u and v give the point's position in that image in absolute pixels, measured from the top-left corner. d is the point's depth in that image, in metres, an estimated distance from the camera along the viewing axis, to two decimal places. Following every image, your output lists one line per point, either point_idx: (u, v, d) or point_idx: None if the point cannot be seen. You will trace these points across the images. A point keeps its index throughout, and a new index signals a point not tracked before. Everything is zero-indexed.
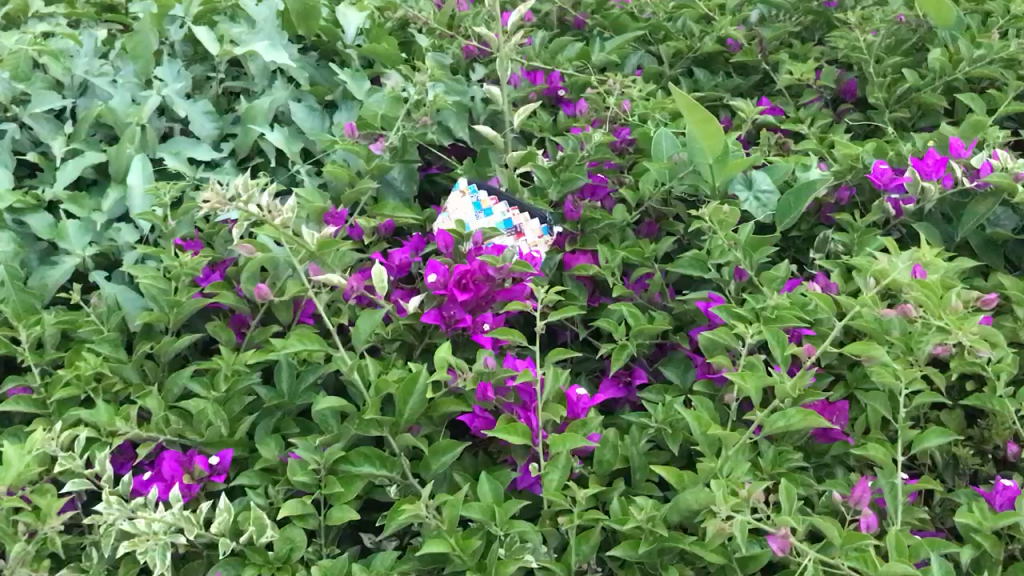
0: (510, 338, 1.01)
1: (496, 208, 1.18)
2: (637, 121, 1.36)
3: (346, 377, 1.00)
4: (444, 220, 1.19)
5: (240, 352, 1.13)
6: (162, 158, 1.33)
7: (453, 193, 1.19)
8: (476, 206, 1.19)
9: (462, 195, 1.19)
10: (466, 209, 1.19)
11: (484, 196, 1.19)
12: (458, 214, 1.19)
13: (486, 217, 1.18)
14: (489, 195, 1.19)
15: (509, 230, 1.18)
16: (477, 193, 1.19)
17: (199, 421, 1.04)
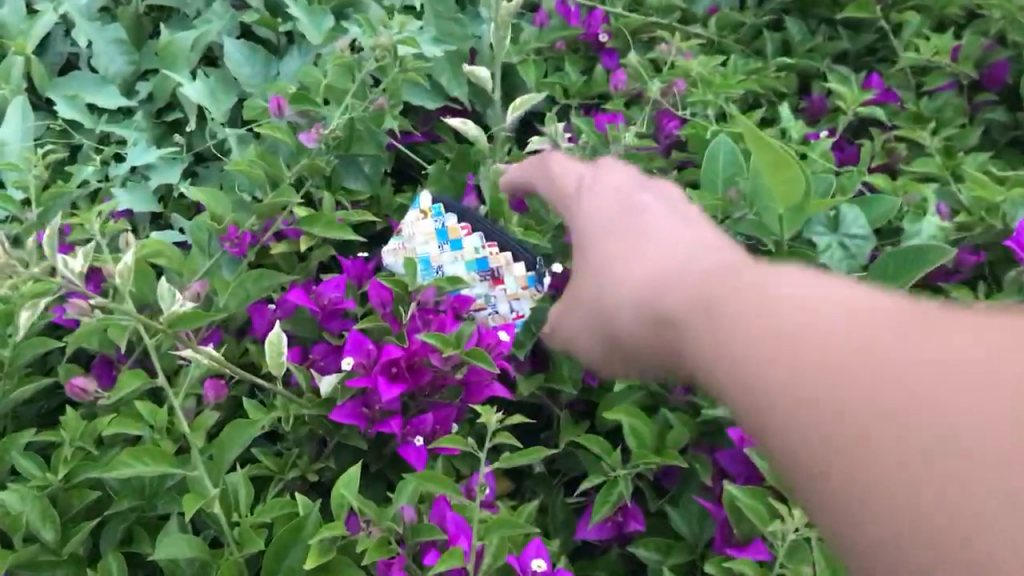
0: (438, 483, 0.69)
1: (468, 241, 0.84)
2: (692, 109, 0.99)
3: (202, 507, 0.70)
4: (397, 250, 0.86)
5: (101, 411, 0.83)
6: (54, 102, 1.01)
7: (408, 215, 0.85)
8: (439, 235, 0.85)
9: (422, 218, 0.85)
10: (427, 239, 0.85)
11: (451, 222, 0.85)
12: (416, 245, 0.85)
13: (453, 252, 0.84)
14: (458, 220, 0.84)
15: (483, 274, 0.84)
16: (442, 216, 0.85)
17: (18, 526, 0.76)
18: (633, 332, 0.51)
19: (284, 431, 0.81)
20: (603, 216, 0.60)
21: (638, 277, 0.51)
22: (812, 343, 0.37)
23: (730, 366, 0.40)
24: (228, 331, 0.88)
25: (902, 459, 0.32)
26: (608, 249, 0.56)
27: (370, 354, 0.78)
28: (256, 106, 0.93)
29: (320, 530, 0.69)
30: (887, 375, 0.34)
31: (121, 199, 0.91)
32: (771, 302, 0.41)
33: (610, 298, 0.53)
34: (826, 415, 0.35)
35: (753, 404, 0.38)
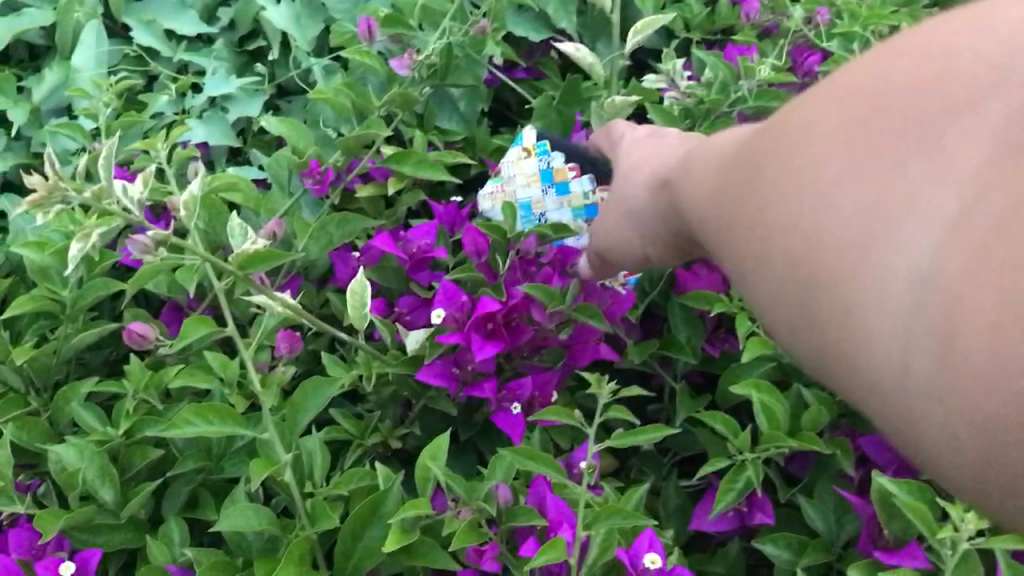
0: (540, 461, 0.59)
1: (576, 184, 0.75)
2: (835, 43, 0.86)
3: (272, 475, 0.62)
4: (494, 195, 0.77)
5: (169, 360, 0.76)
6: (129, 27, 0.93)
7: (511, 153, 0.76)
8: (544, 177, 0.75)
9: (525, 156, 0.76)
10: (528, 181, 0.76)
11: (559, 162, 0.75)
12: (516, 187, 0.76)
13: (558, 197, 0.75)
14: (566, 160, 0.75)
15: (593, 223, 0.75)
16: (549, 155, 0.75)
17: (75, 484, 0.69)
18: (649, 221, 0.55)
19: (366, 392, 0.72)
20: (632, 135, 0.64)
21: (645, 170, 0.56)
22: (737, 151, 0.41)
23: (694, 196, 0.45)
24: (307, 279, 0.80)
25: (792, 204, 0.34)
26: (636, 159, 0.59)
27: (465, 308, 0.68)
28: (345, 32, 0.84)
29: (402, 509, 0.60)
30: (767, 142, 0.37)
31: (196, 132, 0.83)
32: (721, 139, 0.46)
33: (624, 200, 0.58)
34: (745, 194, 0.37)
35: (711, 217, 0.42)
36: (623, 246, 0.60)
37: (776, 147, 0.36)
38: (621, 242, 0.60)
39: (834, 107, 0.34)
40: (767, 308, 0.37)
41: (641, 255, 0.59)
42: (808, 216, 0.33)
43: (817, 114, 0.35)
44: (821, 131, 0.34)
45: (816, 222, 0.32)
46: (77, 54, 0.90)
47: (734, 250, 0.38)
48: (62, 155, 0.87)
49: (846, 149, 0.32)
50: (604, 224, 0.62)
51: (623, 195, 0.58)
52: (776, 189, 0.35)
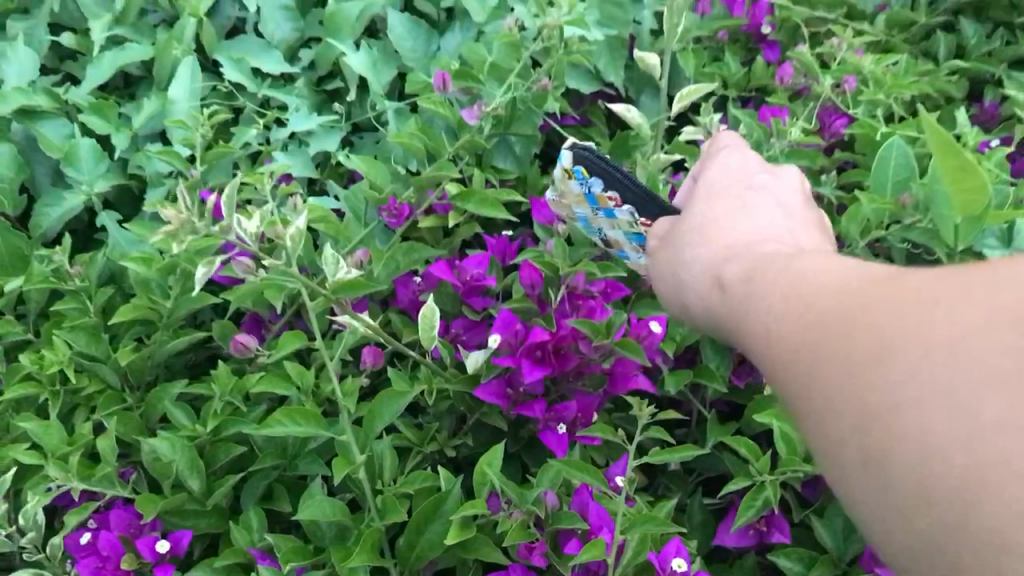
0: (586, 472, 0.68)
1: (619, 212, 0.73)
2: (860, 111, 0.95)
3: (349, 472, 0.71)
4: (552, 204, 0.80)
5: (250, 367, 0.85)
6: (220, 64, 1.03)
7: (553, 171, 0.73)
8: (588, 200, 0.74)
9: (565, 177, 0.73)
10: (576, 202, 0.76)
11: (598, 190, 0.72)
12: (565, 202, 0.77)
13: (608, 219, 0.75)
14: (604, 190, 0.72)
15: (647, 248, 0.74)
16: (587, 182, 0.72)
17: (169, 473, 0.78)
18: (705, 311, 0.56)
19: (425, 407, 0.80)
20: (711, 185, 0.65)
21: (711, 256, 0.57)
22: (819, 306, 0.40)
23: (762, 328, 0.44)
24: (375, 301, 0.89)
25: (926, 396, 0.31)
26: (711, 208, 0.62)
27: (519, 336, 0.77)
28: (419, 81, 0.94)
29: (462, 508, 0.68)
30: (860, 334, 0.36)
31: (279, 161, 0.93)
32: (796, 271, 0.45)
33: (682, 276, 0.60)
34: (836, 379, 0.36)
35: (780, 371, 0.40)
36: (674, 308, 0.63)
37: (871, 348, 0.34)
38: (673, 303, 0.63)
39: (975, 298, 0.32)
40: (860, 511, 0.35)
41: (686, 320, 0.62)
42: (915, 444, 0.31)
43: (954, 300, 0.33)
44: (956, 323, 0.32)
45: (946, 414, 0.30)
46: (174, 87, 1.00)
47: (825, 430, 0.36)
48: (157, 178, 0.97)
49: (949, 371, 0.31)
50: (659, 269, 0.64)
51: (681, 265, 0.60)
52: (904, 367, 0.32)
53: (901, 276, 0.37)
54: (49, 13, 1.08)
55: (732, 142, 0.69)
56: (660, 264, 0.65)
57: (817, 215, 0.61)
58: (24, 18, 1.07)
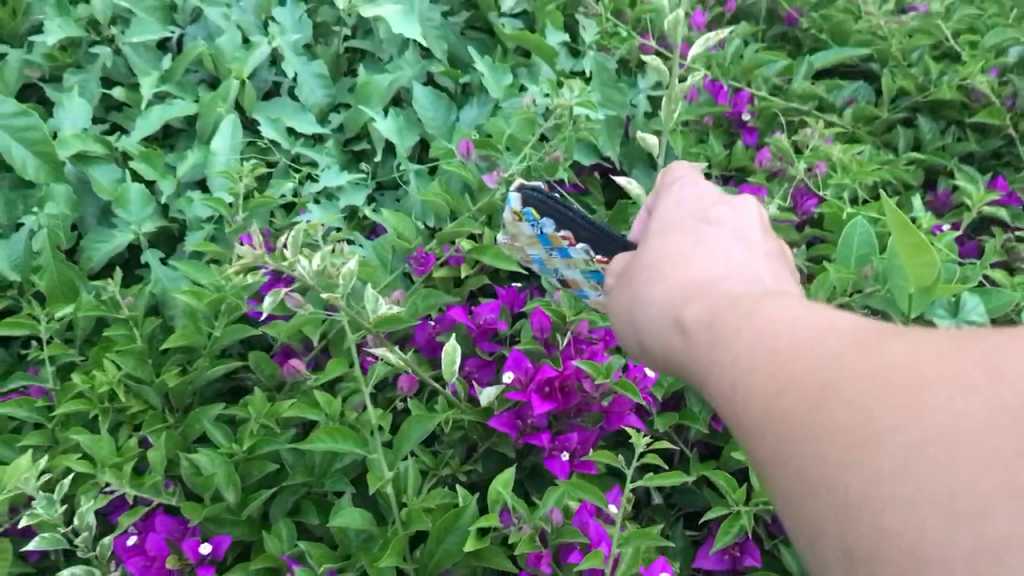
0: (589, 492, 0.77)
1: (573, 250, 0.78)
2: (829, 192, 1.08)
3: (378, 487, 0.80)
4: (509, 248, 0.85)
5: (281, 394, 0.94)
6: (259, 122, 1.14)
7: (505, 215, 0.79)
8: (542, 240, 0.80)
9: (517, 219, 0.79)
10: (532, 244, 0.81)
11: (550, 229, 0.78)
12: (522, 244, 0.83)
13: (563, 258, 0.81)
14: (556, 229, 0.77)
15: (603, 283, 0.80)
16: (538, 222, 0.77)
17: (208, 486, 0.86)
18: (663, 348, 0.61)
19: (440, 436, 0.90)
20: (671, 223, 0.71)
21: (671, 293, 0.62)
22: (789, 366, 0.42)
23: (731, 384, 0.46)
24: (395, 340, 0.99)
25: (913, 478, 0.33)
26: (669, 246, 0.67)
27: (528, 374, 0.87)
28: (442, 147, 1.06)
29: (478, 521, 0.78)
30: (833, 400, 0.38)
31: (315, 214, 1.03)
32: (762, 324, 0.48)
33: (641, 311, 0.65)
34: (815, 445, 0.38)
35: (759, 434, 0.42)
36: (632, 341, 0.68)
37: (849, 414, 0.37)
38: (632, 338, 0.68)
39: (959, 381, 0.34)
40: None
41: (643, 354, 0.67)
42: (905, 525, 0.32)
43: (939, 383, 0.34)
44: (945, 406, 0.33)
45: (926, 496, 0.32)
46: (216, 141, 1.11)
47: (806, 499, 0.38)
48: (198, 222, 1.07)
49: (923, 445, 0.33)
50: (619, 304, 0.70)
51: (641, 301, 0.66)
52: (891, 449, 0.34)
53: (884, 344, 0.39)
54: (102, 69, 1.19)
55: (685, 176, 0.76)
56: (619, 298, 0.70)
57: (770, 247, 0.68)
58: (79, 71, 1.18)
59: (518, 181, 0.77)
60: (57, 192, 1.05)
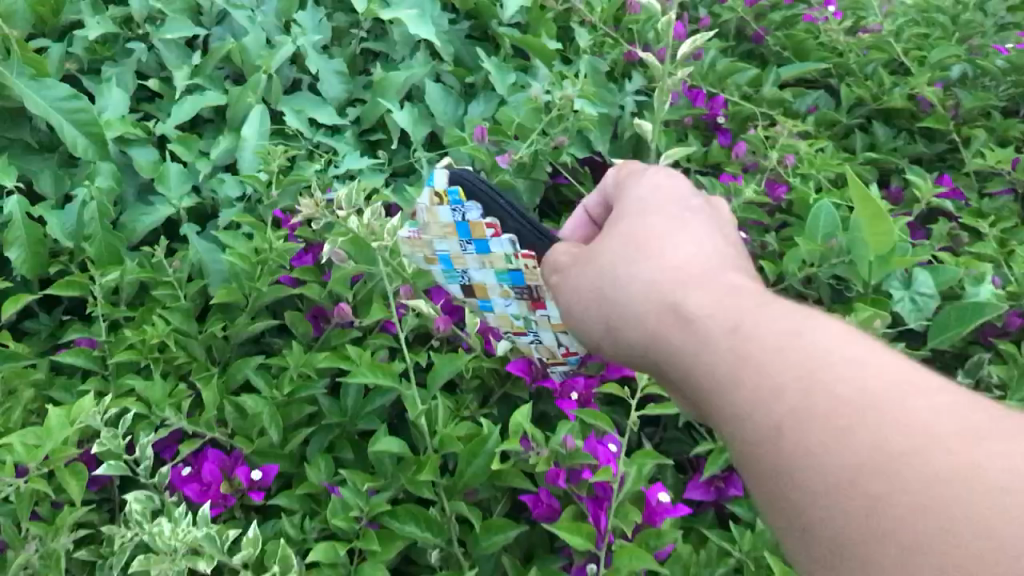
0: (598, 420, 0.89)
1: (494, 243, 0.73)
2: (797, 181, 1.22)
3: (412, 418, 0.91)
4: (412, 242, 0.80)
5: (313, 349, 1.05)
6: (284, 113, 1.25)
7: (424, 198, 0.73)
8: (460, 230, 0.74)
9: (436, 203, 0.73)
10: (446, 234, 0.75)
11: (474, 216, 0.72)
12: (432, 235, 0.76)
13: (479, 254, 0.75)
14: (482, 215, 0.71)
15: (519, 288, 0.76)
16: (463, 207, 0.72)
17: (252, 424, 0.96)
18: (639, 338, 0.56)
19: (459, 383, 1.01)
20: (645, 201, 0.65)
21: (653, 278, 0.56)
22: (870, 424, 0.40)
23: (787, 422, 0.43)
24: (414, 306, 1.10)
25: None
26: (664, 240, 0.59)
27: None
28: (454, 134, 1.18)
29: (502, 445, 0.88)
30: (949, 502, 0.36)
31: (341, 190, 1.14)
32: (818, 356, 0.45)
33: (611, 291, 0.59)
34: (919, 540, 0.36)
35: (833, 499, 0.40)
36: (583, 322, 0.63)
37: (965, 514, 0.35)
38: (587, 318, 0.62)
39: None
40: None
41: (595, 340, 0.62)
42: None
43: None
44: None
45: None
46: (246, 127, 1.21)
47: None
48: (231, 199, 1.17)
49: None
50: (591, 305, 0.61)
51: (614, 284, 0.59)
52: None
53: (989, 437, 0.38)
54: (136, 62, 1.30)
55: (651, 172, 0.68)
56: (576, 275, 0.64)
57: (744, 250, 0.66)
58: (115, 64, 1.28)
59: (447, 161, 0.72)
60: (102, 169, 1.15)
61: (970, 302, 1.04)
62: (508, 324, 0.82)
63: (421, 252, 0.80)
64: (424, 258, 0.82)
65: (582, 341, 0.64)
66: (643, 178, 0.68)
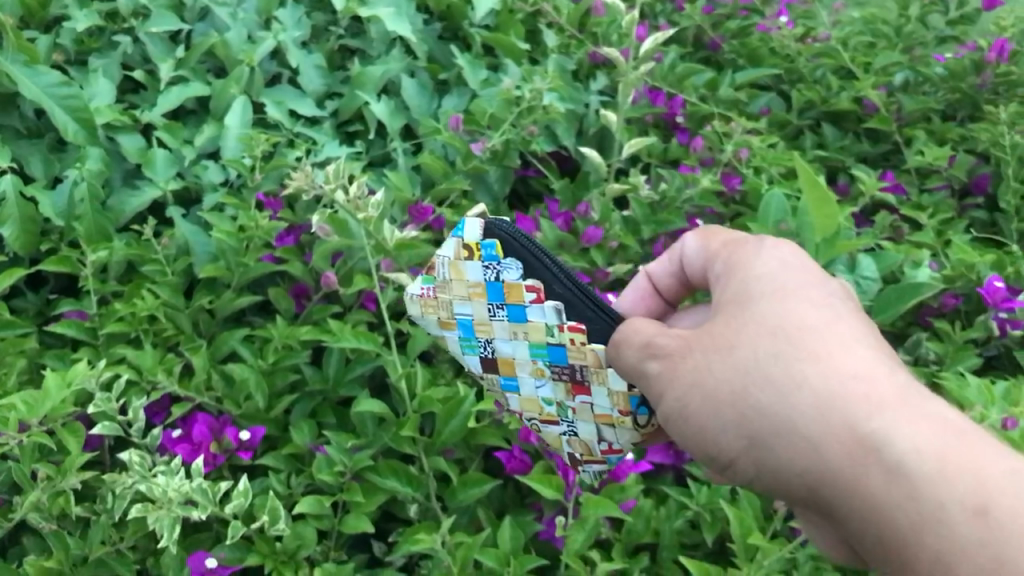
0: None
1: (533, 309, 0.69)
2: (751, 173, 1.31)
3: (392, 381, 0.97)
4: (427, 302, 0.74)
5: (295, 324, 1.11)
6: (265, 104, 1.31)
7: (457, 254, 0.70)
8: (492, 291, 0.70)
9: (466, 257, 0.70)
10: (473, 295, 0.71)
11: (513, 276, 0.69)
12: (455, 295, 0.72)
13: (514, 321, 0.70)
14: (522, 276, 0.68)
15: (557, 365, 0.71)
16: (500, 263, 0.69)
17: (239, 390, 1.01)
18: (807, 462, 0.53)
19: (435, 354, 1.07)
20: (779, 284, 0.58)
21: (827, 393, 0.52)
22: None
23: None
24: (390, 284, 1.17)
25: None
26: (829, 348, 0.54)
27: None
28: (429, 125, 1.25)
29: (477, 405, 0.95)
30: None
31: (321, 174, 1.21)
32: None
33: (766, 401, 0.54)
34: None
35: None
36: (704, 426, 0.57)
37: None
38: (712, 424, 0.57)
39: None
40: None
41: (718, 447, 0.57)
42: None
43: None
44: None
45: None
46: (229, 117, 1.27)
47: None
48: (215, 183, 1.23)
49: None
50: (730, 409, 0.56)
51: (771, 393, 0.54)
52: None
53: None
54: (122, 55, 1.35)
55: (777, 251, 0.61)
56: (699, 368, 0.58)
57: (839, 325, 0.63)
58: (101, 56, 1.33)
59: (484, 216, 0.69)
60: (91, 153, 1.19)
61: (909, 282, 1.13)
62: (535, 410, 0.75)
63: (435, 316, 0.74)
64: (436, 322, 0.75)
65: (687, 439, 0.59)
66: (756, 253, 0.61)
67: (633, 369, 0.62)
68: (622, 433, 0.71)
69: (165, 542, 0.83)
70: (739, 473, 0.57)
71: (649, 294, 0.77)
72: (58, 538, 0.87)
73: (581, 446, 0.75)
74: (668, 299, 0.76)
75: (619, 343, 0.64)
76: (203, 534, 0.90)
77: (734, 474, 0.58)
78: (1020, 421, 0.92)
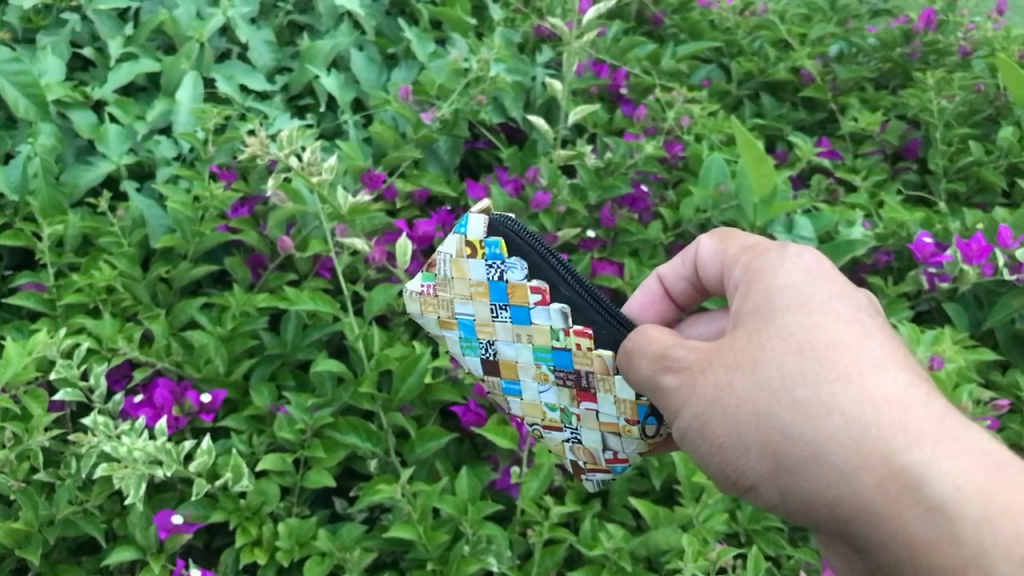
0: None
1: (538, 312, 0.65)
2: (691, 140, 1.36)
3: (350, 341, 1.00)
4: (428, 299, 0.70)
5: (252, 292, 1.13)
6: (215, 79, 1.33)
7: (460, 250, 0.66)
8: (496, 292, 0.66)
9: (468, 255, 0.66)
10: (475, 295, 0.67)
11: (517, 276, 0.64)
12: (457, 294, 0.68)
13: (517, 323, 0.66)
14: (526, 276, 0.64)
15: (561, 370, 0.67)
16: (504, 262, 0.64)
17: (199, 355, 1.03)
18: (839, 494, 0.49)
19: (390, 317, 1.10)
20: (805, 292, 0.54)
21: (860, 420, 0.49)
22: None
23: None
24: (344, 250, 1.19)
25: None
26: (859, 370, 0.50)
27: None
28: (379, 97, 1.28)
29: (433, 362, 0.98)
30: None
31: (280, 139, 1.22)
32: None
33: (793, 424, 0.51)
34: None
35: None
36: (725, 446, 0.54)
37: None
38: (733, 445, 0.53)
39: None
40: None
41: (739, 469, 0.54)
42: None
43: None
44: None
45: None
46: (180, 92, 1.28)
47: None
48: (168, 158, 1.24)
49: None
50: (751, 434, 0.52)
51: (800, 418, 0.50)
52: None
53: None
54: (70, 33, 1.35)
55: (800, 255, 0.56)
56: (719, 384, 0.54)
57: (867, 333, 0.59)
58: (49, 34, 1.33)
59: (487, 208, 0.65)
60: (43, 128, 1.20)
61: (843, 239, 1.18)
62: (538, 415, 0.71)
63: (437, 315, 0.70)
64: (437, 321, 0.71)
65: (705, 457, 0.56)
66: (779, 255, 0.57)
67: (642, 382, 0.59)
68: (629, 442, 0.67)
69: (132, 499, 0.85)
70: (761, 498, 0.54)
71: (663, 296, 0.74)
72: (26, 496, 0.89)
73: (585, 454, 0.71)
74: (680, 303, 0.73)
75: (631, 354, 0.60)
76: (167, 494, 0.93)
77: (756, 498, 0.55)
78: (946, 362, 0.98)
